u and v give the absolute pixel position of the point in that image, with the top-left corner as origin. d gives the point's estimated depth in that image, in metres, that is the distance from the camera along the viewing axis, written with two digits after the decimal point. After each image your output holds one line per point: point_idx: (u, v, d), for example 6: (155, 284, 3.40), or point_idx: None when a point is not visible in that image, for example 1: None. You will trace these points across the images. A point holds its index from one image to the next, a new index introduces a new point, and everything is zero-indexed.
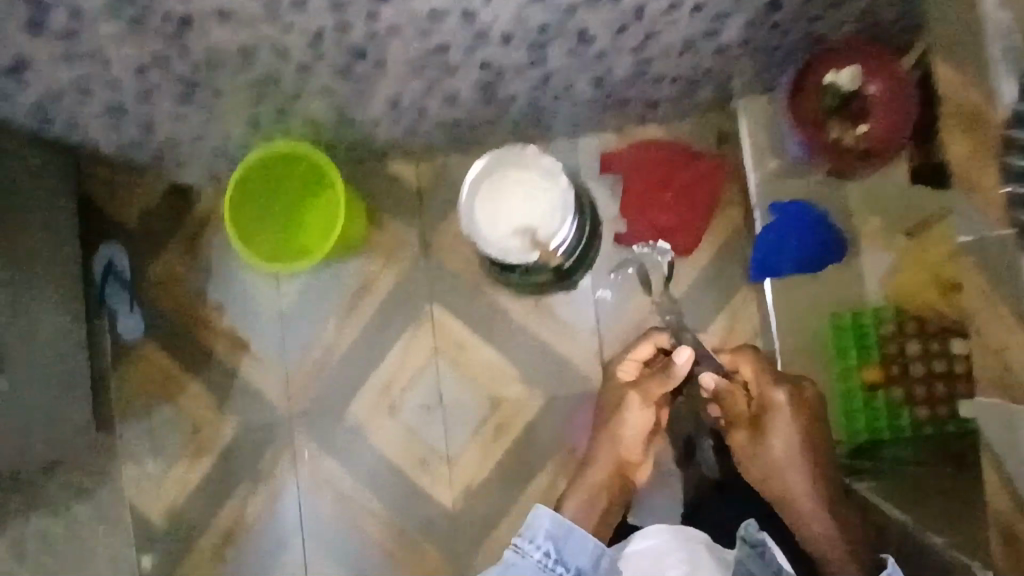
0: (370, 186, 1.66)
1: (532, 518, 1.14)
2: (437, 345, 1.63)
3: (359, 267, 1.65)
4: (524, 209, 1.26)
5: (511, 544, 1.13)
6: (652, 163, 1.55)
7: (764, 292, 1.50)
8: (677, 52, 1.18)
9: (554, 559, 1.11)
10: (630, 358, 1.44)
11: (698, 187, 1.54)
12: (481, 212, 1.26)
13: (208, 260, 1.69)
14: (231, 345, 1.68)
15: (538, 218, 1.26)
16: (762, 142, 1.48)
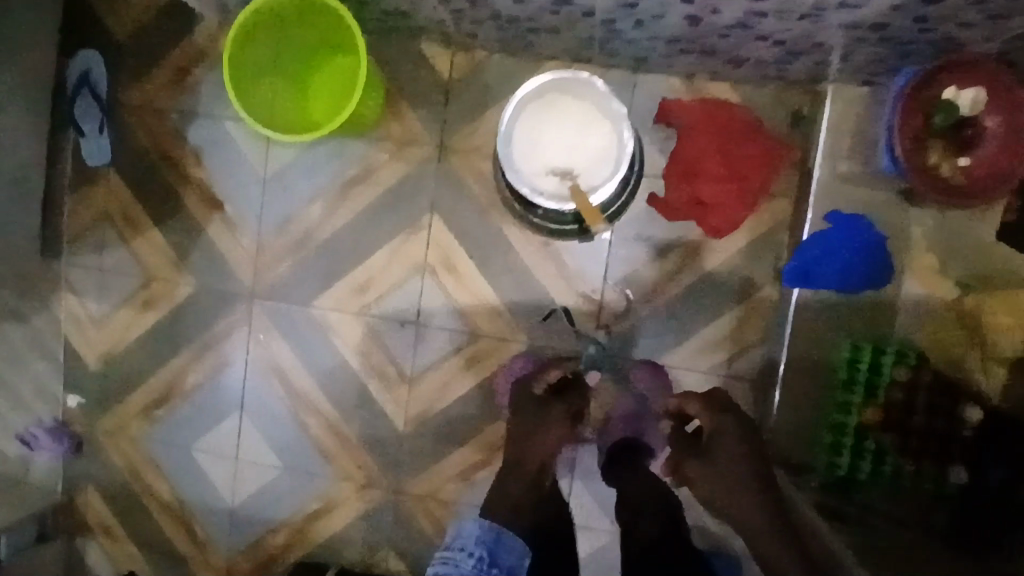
0: (397, 63, 1.45)
1: (463, 530, 1.27)
2: (428, 258, 1.48)
3: (365, 151, 1.47)
4: (570, 149, 1.14)
5: (442, 556, 1.23)
6: (713, 127, 1.38)
7: (790, 299, 1.38)
8: (798, 11, 0.98)
9: (488, 562, 1.21)
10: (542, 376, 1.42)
11: (755, 167, 1.38)
12: (520, 143, 1.14)
13: (197, 98, 1.49)
14: (205, 198, 1.51)
15: (583, 162, 1.14)
16: (841, 138, 1.35)
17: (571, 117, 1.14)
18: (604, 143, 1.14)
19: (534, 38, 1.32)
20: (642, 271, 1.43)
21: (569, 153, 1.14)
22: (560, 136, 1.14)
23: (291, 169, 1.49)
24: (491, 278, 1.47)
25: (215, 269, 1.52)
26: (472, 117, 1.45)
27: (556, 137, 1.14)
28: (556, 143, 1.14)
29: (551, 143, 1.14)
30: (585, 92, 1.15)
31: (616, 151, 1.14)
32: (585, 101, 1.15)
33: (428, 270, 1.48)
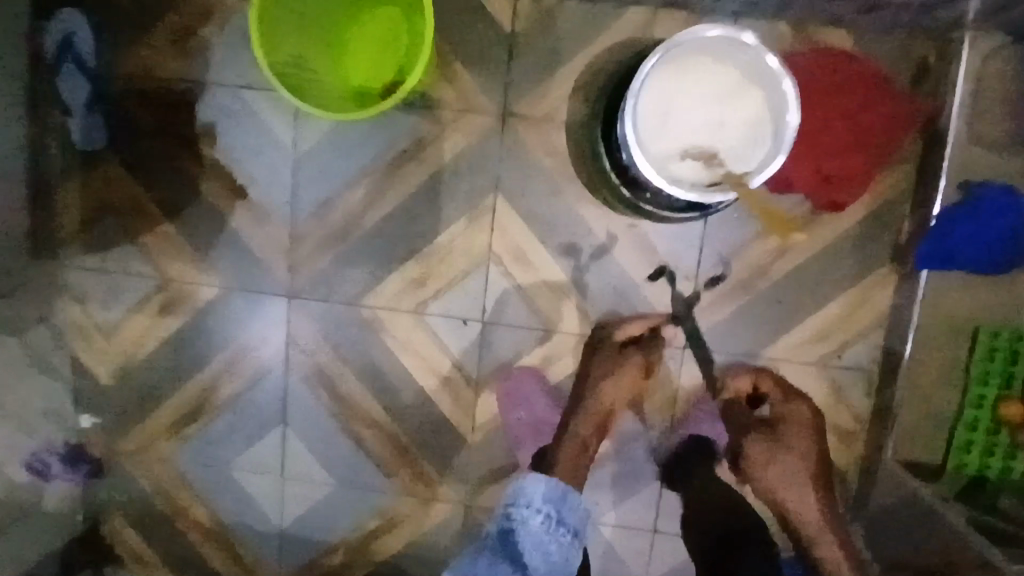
0: (448, 15, 1.21)
1: (526, 485, 1.16)
2: (494, 245, 1.28)
3: (412, 123, 1.24)
4: (706, 125, 1.02)
5: (505, 510, 1.16)
6: (826, 86, 1.18)
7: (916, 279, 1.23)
8: None
9: (555, 520, 1.15)
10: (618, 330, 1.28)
11: (882, 130, 1.19)
12: (649, 119, 1.01)
13: (207, 63, 1.25)
14: (225, 183, 1.28)
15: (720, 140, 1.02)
16: (980, 97, 1.16)
17: (707, 86, 1.01)
18: (747, 117, 1.02)
19: None
20: (742, 252, 1.25)
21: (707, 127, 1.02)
22: (695, 110, 1.02)
23: (327, 147, 1.26)
24: (568, 266, 1.28)
25: (242, 266, 1.30)
26: (540, 78, 1.23)
27: (691, 111, 1.01)
28: (689, 117, 1.01)
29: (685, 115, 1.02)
30: (724, 56, 1.01)
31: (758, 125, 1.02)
32: (724, 66, 1.01)
33: (495, 259, 1.28)
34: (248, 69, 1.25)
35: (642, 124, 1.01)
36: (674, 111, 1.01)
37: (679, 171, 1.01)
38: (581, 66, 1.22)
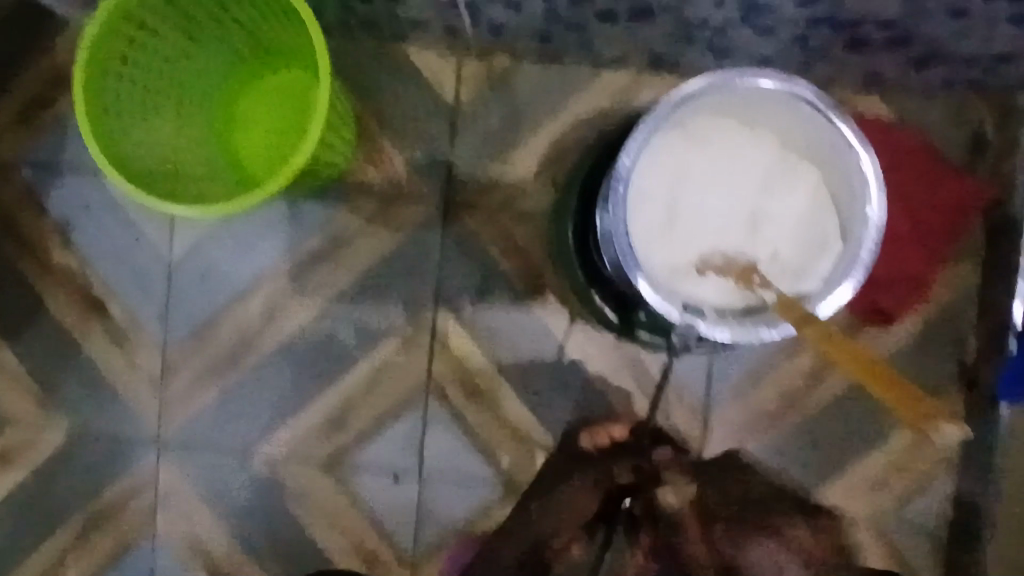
0: (369, 82, 0.94)
1: None
2: (433, 374, 0.97)
3: (327, 214, 0.97)
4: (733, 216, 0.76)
5: None
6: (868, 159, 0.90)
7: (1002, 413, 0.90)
8: None
9: None
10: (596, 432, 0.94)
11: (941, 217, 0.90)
12: (657, 208, 0.75)
13: (59, 145, 0.96)
14: (81, 297, 0.97)
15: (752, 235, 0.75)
16: None
17: (737, 162, 0.76)
18: (783, 199, 0.75)
19: (597, 29, 0.83)
20: (764, 379, 0.95)
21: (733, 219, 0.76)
22: (719, 193, 0.76)
23: (216, 245, 0.98)
24: (533, 400, 0.96)
25: (103, 405, 0.98)
26: (493, 156, 0.95)
27: (712, 195, 0.76)
28: (713, 203, 0.76)
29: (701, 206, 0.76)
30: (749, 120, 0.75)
31: (802, 207, 0.75)
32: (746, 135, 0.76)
33: (436, 389, 0.97)
34: None
35: (643, 212, 0.74)
36: (688, 194, 0.75)
37: (698, 287, 0.74)
38: (544, 142, 0.95)
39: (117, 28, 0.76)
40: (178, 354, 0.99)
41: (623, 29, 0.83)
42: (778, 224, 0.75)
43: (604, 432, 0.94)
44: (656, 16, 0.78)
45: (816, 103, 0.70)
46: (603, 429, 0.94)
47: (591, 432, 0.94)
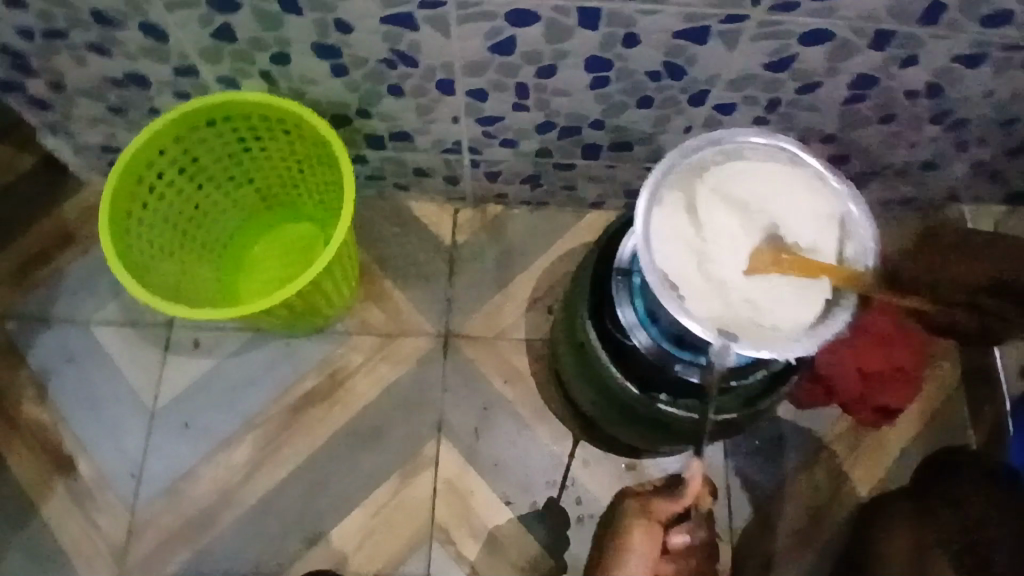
0: (371, 229, 1.01)
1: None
2: (435, 515, 0.91)
3: (323, 352, 0.96)
4: (755, 261, 0.61)
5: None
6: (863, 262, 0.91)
7: None
8: None
9: None
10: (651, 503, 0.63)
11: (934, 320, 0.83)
12: (677, 270, 0.61)
13: (54, 299, 0.96)
14: (52, 453, 0.91)
15: (779, 278, 0.61)
16: None
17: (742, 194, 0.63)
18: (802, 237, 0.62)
19: (585, 166, 0.92)
20: (782, 495, 0.92)
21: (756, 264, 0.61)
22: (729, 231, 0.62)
23: (202, 393, 0.94)
24: (545, 536, 0.90)
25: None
26: (489, 289, 0.99)
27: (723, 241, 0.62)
28: (729, 249, 0.62)
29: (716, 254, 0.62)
30: (752, 166, 0.63)
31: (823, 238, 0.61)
32: (755, 180, 0.63)
33: (441, 533, 0.90)
34: (108, 301, 0.97)
35: (667, 274, 0.61)
36: (704, 251, 0.62)
37: (725, 320, 0.60)
38: (537, 277, 0.99)
39: (139, 177, 0.79)
40: (147, 516, 0.90)
41: (607, 165, 0.92)
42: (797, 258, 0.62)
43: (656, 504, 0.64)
44: (635, 148, 0.87)
45: (793, 153, 0.63)
46: (657, 502, 0.64)
47: (639, 503, 0.64)
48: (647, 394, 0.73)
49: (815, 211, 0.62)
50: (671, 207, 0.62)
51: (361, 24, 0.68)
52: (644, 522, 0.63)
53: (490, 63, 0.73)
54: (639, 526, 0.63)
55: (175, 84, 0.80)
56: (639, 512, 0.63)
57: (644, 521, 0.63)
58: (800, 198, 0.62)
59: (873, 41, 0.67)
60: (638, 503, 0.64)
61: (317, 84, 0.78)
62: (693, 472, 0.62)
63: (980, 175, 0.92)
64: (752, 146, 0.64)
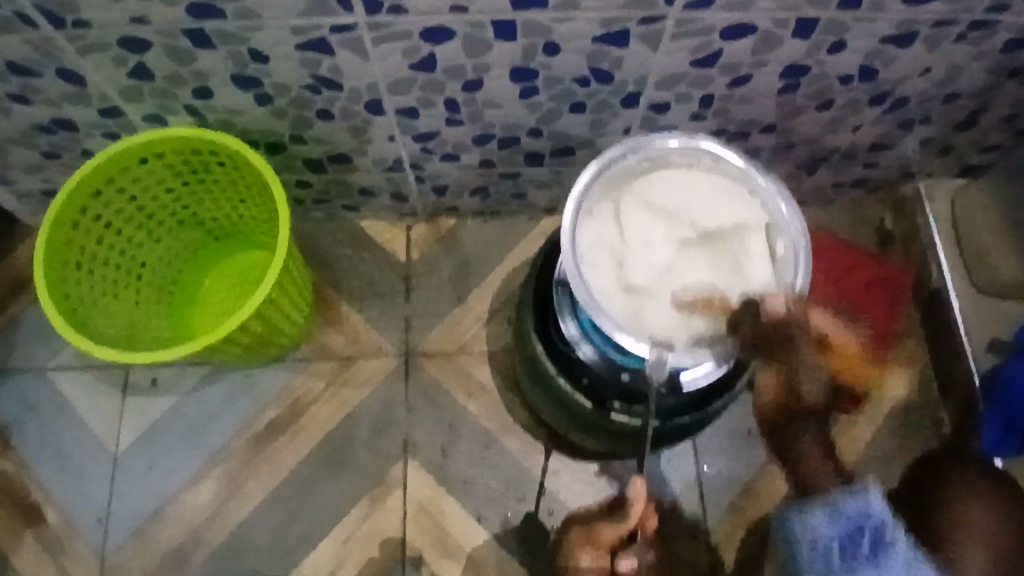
0: (325, 253, 1.00)
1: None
2: (407, 538, 0.90)
3: (283, 381, 0.95)
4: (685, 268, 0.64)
5: None
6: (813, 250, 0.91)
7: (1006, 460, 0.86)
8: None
9: None
10: (598, 533, 0.72)
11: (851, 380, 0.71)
12: (610, 284, 0.63)
13: (9, 348, 0.95)
14: (17, 505, 0.91)
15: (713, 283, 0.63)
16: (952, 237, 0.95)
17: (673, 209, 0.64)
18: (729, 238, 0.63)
19: (530, 174, 0.91)
20: (755, 489, 0.91)
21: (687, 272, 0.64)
22: (661, 246, 0.64)
23: (164, 432, 0.93)
24: (519, 550, 0.90)
25: None
26: (447, 304, 0.98)
27: (657, 255, 0.64)
28: (660, 260, 0.64)
29: (648, 266, 0.64)
30: (674, 173, 0.65)
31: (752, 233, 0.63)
32: (678, 189, 0.65)
33: (413, 554, 0.89)
34: (64, 346, 0.96)
35: (599, 290, 0.62)
36: (636, 265, 0.64)
37: (663, 332, 0.62)
38: (494, 287, 0.98)
39: (74, 223, 0.78)
40: (117, 561, 0.89)
41: (552, 171, 0.90)
42: (726, 258, 0.63)
43: (603, 532, 0.71)
44: (576, 152, 0.86)
45: (715, 152, 0.64)
46: (601, 530, 0.72)
47: (585, 535, 0.73)
48: (600, 404, 0.72)
49: (738, 207, 0.64)
50: (598, 225, 0.64)
51: (277, 53, 0.67)
52: (589, 548, 0.71)
53: (415, 81, 0.72)
54: (585, 552, 0.71)
55: (103, 126, 0.79)
56: (585, 541, 0.72)
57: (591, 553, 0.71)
58: (722, 199, 0.64)
59: (795, 30, 0.66)
60: (586, 535, 0.73)
61: (245, 113, 0.77)
62: (635, 492, 0.69)
63: (928, 151, 0.91)
64: (675, 151, 0.65)
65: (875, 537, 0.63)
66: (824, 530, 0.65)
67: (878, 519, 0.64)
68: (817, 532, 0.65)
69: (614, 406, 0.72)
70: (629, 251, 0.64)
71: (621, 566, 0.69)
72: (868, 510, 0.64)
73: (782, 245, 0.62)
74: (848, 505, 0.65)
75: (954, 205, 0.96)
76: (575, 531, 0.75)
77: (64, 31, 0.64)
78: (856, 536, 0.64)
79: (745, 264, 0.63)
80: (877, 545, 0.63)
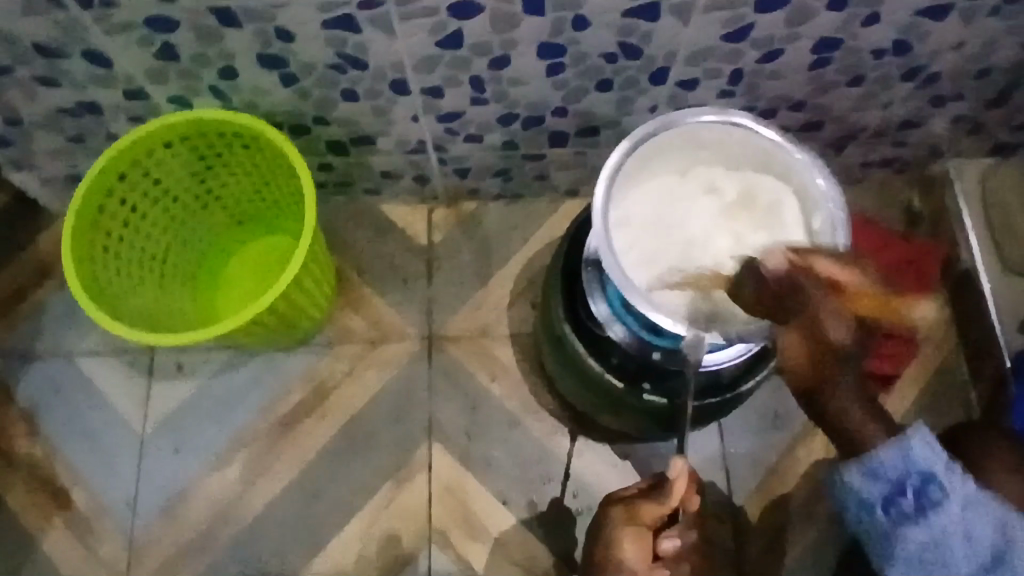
0: (347, 236, 0.99)
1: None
2: (432, 519, 0.90)
3: (307, 365, 0.95)
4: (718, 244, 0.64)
5: None
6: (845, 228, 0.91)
7: None
8: None
9: None
10: (642, 508, 0.70)
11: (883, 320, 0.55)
12: (640, 264, 0.64)
13: (35, 333, 0.96)
14: (47, 487, 0.91)
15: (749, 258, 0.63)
16: (981, 217, 0.94)
17: (701, 193, 0.65)
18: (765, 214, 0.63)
19: (553, 154, 0.90)
20: (783, 470, 0.91)
21: (719, 247, 0.64)
22: (695, 222, 0.65)
23: (190, 416, 0.93)
24: (545, 532, 0.90)
25: None
26: (470, 287, 0.97)
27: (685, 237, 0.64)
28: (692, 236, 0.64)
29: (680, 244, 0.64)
30: (705, 151, 0.65)
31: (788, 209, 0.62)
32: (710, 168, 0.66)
33: (438, 536, 0.89)
34: (90, 331, 0.96)
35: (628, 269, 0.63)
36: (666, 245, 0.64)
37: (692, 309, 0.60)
38: (517, 269, 0.98)
39: (100, 207, 0.78)
40: (145, 543, 0.90)
41: (576, 152, 0.90)
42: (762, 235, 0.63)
43: (643, 509, 0.70)
44: (601, 133, 0.85)
45: (748, 124, 0.61)
46: (645, 510, 0.70)
47: (627, 511, 0.71)
48: (631, 385, 0.72)
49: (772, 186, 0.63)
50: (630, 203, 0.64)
51: (303, 30, 0.67)
52: (633, 525, 0.70)
53: (440, 59, 0.71)
54: (628, 531, 0.70)
55: (128, 108, 0.79)
56: (628, 520, 0.71)
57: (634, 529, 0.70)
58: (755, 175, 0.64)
59: (829, 2, 0.65)
60: (626, 508, 0.71)
61: (270, 94, 0.77)
62: (677, 474, 0.68)
63: (959, 128, 0.89)
64: (707, 129, 0.63)
65: (921, 492, 0.59)
66: (868, 488, 0.61)
67: (917, 472, 0.60)
68: (865, 495, 0.61)
69: (643, 385, 0.71)
70: (660, 229, 0.65)
71: (664, 545, 0.70)
72: (914, 456, 0.59)
73: (819, 218, 0.60)
74: (882, 464, 0.60)
75: (986, 184, 0.94)
76: (614, 506, 0.72)
77: (92, 11, 0.64)
78: (901, 491, 0.60)
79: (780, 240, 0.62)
80: (924, 499, 0.59)
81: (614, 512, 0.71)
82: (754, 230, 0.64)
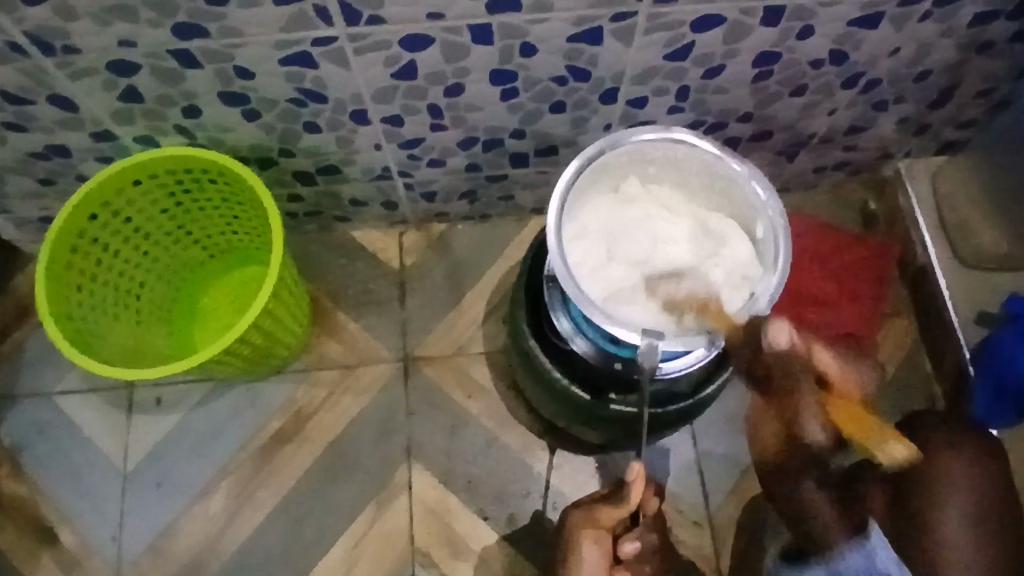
0: (320, 263, 1.01)
1: None
2: (415, 539, 0.91)
3: (285, 393, 0.96)
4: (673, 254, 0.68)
5: None
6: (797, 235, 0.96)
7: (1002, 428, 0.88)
8: None
9: None
10: (601, 511, 0.73)
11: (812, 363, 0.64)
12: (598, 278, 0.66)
13: (13, 375, 0.97)
14: (29, 527, 0.92)
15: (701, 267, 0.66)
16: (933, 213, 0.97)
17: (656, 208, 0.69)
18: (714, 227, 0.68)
19: (516, 174, 0.93)
20: (756, 472, 0.93)
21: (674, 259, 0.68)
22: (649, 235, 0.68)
23: (171, 449, 0.94)
24: (527, 545, 0.91)
25: None
26: (443, 308, 0.99)
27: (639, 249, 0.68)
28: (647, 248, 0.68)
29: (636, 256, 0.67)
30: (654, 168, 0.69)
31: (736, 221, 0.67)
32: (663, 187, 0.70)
33: (422, 555, 0.90)
34: (68, 370, 0.97)
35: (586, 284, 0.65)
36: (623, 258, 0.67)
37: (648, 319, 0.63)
38: (488, 288, 1.00)
39: (73, 247, 0.79)
40: None
41: (538, 171, 0.92)
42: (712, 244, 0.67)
43: (602, 514, 0.73)
44: (560, 152, 0.88)
45: (691, 141, 0.65)
46: (605, 513, 0.73)
47: (587, 514, 0.73)
48: (597, 395, 0.74)
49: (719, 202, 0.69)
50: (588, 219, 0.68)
51: (262, 68, 0.69)
52: (592, 527, 0.73)
53: (397, 89, 0.74)
54: (588, 533, 0.73)
55: (97, 150, 0.81)
56: (587, 523, 0.73)
57: (593, 530, 0.73)
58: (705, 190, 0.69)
59: (762, 19, 0.68)
60: (586, 510, 0.74)
61: (235, 130, 0.79)
62: (634, 477, 0.70)
63: (905, 131, 0.92)
64: (653, 145, 0.66)
65: None
66: None
67: None
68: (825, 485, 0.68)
69: (609, 395, 0.74)
70: (617, 243, 0.68)
71: (624, 547, 0.74)
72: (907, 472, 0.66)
73: (763, 226, 0.64)
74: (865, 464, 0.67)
75: (935, 183, 0.97)
76: (576, 511, 0.74)
77: (55, 58, 0.66)
78: None
79: (729, 249, 0.66)
80: None
81: (575, 517, 0.74)
82: (704, 240, 0.68)
